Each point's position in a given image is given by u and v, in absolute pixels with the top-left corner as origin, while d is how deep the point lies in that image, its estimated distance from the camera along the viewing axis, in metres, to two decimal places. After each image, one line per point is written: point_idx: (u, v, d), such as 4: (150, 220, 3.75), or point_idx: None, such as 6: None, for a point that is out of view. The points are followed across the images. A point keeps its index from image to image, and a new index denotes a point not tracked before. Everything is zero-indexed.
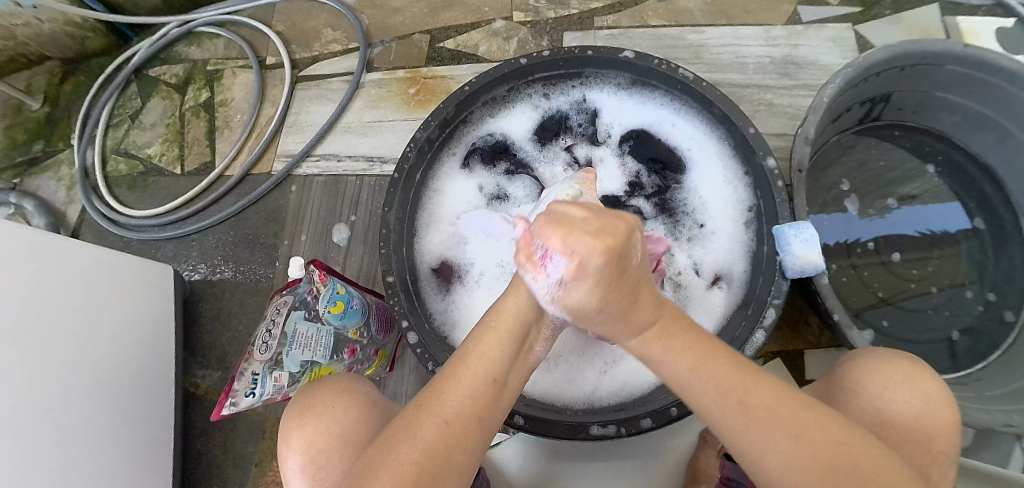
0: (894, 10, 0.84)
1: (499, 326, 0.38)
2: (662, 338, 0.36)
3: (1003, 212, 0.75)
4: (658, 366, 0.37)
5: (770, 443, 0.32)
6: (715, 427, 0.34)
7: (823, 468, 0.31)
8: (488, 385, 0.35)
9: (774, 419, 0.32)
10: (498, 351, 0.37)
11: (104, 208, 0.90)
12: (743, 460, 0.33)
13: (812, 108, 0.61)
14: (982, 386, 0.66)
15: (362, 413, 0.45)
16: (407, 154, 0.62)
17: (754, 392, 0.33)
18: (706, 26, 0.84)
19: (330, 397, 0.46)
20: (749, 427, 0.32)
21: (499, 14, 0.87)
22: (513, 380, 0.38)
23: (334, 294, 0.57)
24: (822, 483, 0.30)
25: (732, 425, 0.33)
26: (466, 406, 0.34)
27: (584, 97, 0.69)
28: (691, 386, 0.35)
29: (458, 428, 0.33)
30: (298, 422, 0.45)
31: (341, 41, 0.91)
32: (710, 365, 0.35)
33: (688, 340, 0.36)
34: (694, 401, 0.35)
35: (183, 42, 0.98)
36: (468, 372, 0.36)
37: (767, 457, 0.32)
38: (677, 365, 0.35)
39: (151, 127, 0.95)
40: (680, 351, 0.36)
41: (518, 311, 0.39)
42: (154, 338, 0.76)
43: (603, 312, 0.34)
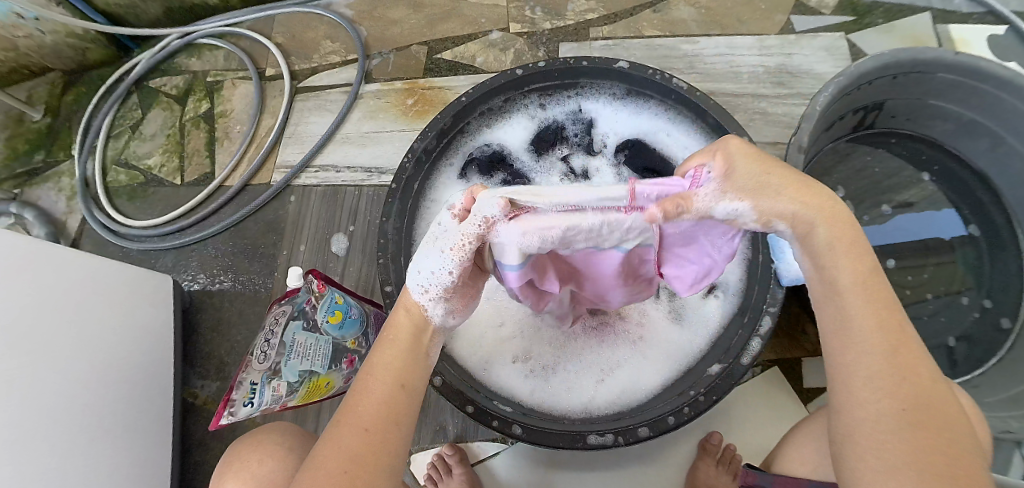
0: (886, 20, 0.85)
1: (394, 334, 0.38)
2: (857, 259, 0.34)
3: (997, 219, 0.76)
4: (818, 278, 0.35)
5: (887, 381, 0.31)
6: (841, 346, 0.33)
7: (930, 416, 0.29)
8: (395, 391, 0.36)
9: (911, 364, 0.31)
10: (394, 357, 0.37)
11: (104, 218, 0.90)
12: (844, 383, 0.32)
13: (805, 117, 0.61)
14: (980, 392, 0.66)
15: (279, 459, 0.48)
16: (405, 165, 0.63)
17: (907, 341, 0.32)
18: (700, 36, 0.85)
19: (246, 453, 0.50)
20: (888, 354, 0.31)
21: (496, 25, 0.88)
22: (420, 378, 0.38)
23: (332, 303, 0.59)
24: (922, 428, 0.29)
25: (877, 348, 0.32)
26: (377, 411, 0.34)
27: (580, 107, 0.70)
28: (846, 299, 0.34)
29: (378, 435, 0.34)
30: (220, 477, 0.50)
31: (340, 52, 0.92)
32: (878, 293, 0.33)
33: (869, 271, 0.34)
34: (835, 320, 0.34)
35: (184, 53, 0.99)
36: (374, 379, 0.36)
37: (880, 391, 0.31)
38: (846, 282, 0.34)
39: (151, 138, 0.96)
40: (859, 276, 0.33)
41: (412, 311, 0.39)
42: (153, 349, 0.76)
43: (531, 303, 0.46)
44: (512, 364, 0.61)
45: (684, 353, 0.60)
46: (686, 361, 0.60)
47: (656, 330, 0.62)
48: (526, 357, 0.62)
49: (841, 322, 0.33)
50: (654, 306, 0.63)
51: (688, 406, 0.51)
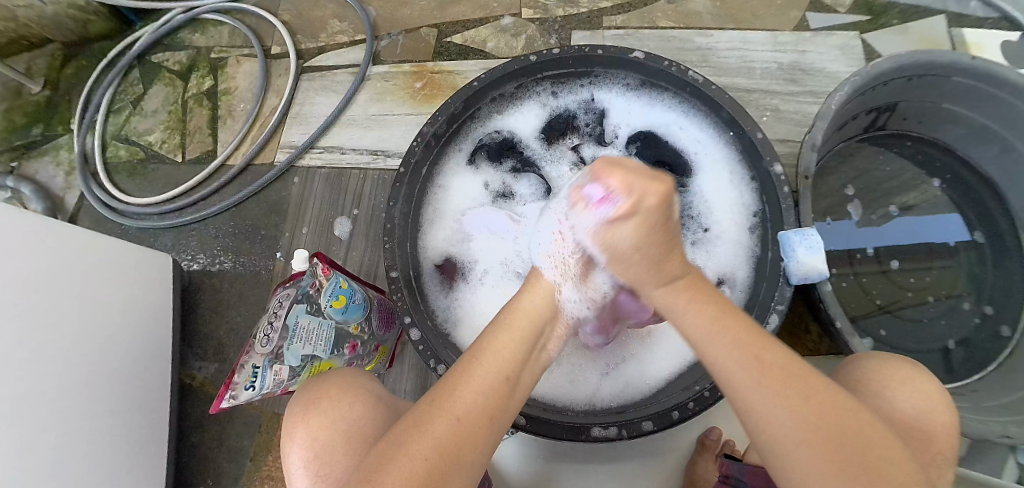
0: (902, 20, 0.84)
1: (513, 326, 0.39)
2: (687, 288, 0.39)
3: (1002, 225, 0.75)
4: (675, 323, 0.39)
5: (772, 403, 0.32)
6: (723, 382, 0.35)
7: (823, 426, 0.31)
8: (502, 384, 0.35)
9: (788, 379, 0.33)
10: (510, 350, 0.37)
11: (103, 195, 0.89)
12: (745, 417, 0.34)
13: (820, 115, 0.61)
14: (979, 396, 0.66)
15: (367, 409, 0.44)
16: (414, 149, 0.61)
17: (770, 353, 0.34)
18: (714, 29, 0.84)
19: (337, 390, 0.45)
20: (761, 382, 0.33)
21: (508, 10, 0.87)
22: (524, 380, 0.38)
23: (337, 288, 0.58)
24: (819, 443, 0.30)
25: (748, 380, 0.33)
26: (478, 404, 0.34)
27: (592, 96, 0.69)
28: (706, 343, 0.36)
29: (471, 428, 0.33)
30: (301, 417, 0.45)
31: (348, 33, 0.90)
32: (730, 323, 0.36)
33: (714, 304, 0.38)
34: (710, 358, 0.36)
35: (188, 28, 0.97)
36: (484, 368, 0.36)
37: (778, 417, 0.32)
38: (697, 319, 0.37)
39: (153, 114, 0.94)
40: (703, 319, 0.37)
41: (534, 309, 0.41)
42: (152, 328, 0.75)
43: (643, 251, 0.36)
44: None
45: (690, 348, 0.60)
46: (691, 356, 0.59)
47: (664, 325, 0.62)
48: None
49: (712, 364, 0.36)
50: None
51: (693, 402, 0.51)
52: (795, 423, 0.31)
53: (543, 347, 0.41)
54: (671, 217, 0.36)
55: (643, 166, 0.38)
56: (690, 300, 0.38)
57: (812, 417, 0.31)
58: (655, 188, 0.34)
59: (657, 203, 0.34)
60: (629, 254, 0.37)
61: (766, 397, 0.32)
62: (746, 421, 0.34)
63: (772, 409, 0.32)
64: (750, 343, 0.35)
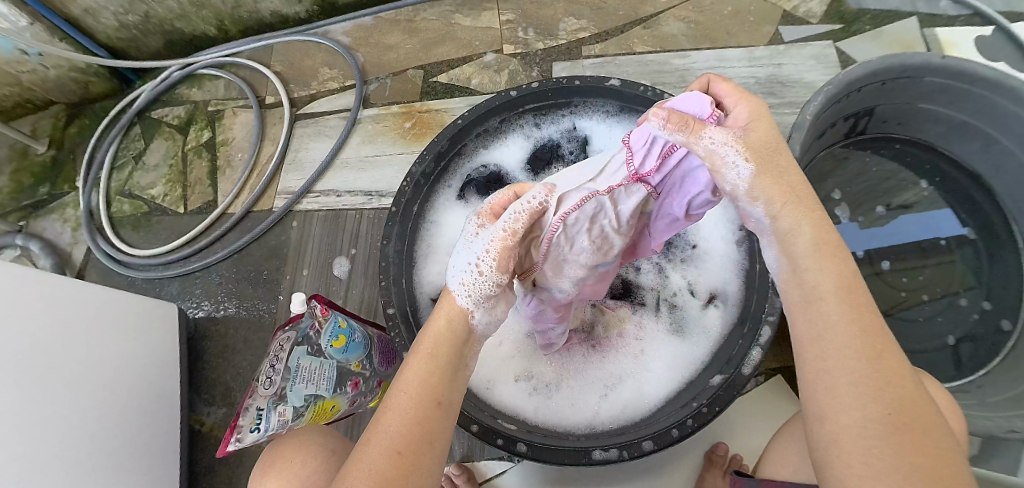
0: (874, 26, 0.86)
1: (420, 350, 0.38)
2: (831, 257, 0.35)
3: (992, 217, 0.76)
4: (794, 281, 0.36)
5: (859, 380, 0.30)
6: (811, 330, 0.34)
7: (903, 413, 0.29)
8: (431, 408, 0.35)
9: (888, 364, 0.31)
10: (426, 372, 0.37)
11: (109, 248, 0.91)
12: (822, 380, 0.32)
13: (796, 126, 0.62)
14: (984, 393, 0.66)
15: (318, 463, 0.47)
16: (405, 188, 0.64)
17: (885, 344, 0.32)
18: (690, 51, 0.87)
19: (290, 448, 0.50)
20: (864, 356, 0.31)
21: (490, 47, 0.90)
22: (456, 389, 0.38)
23: (336, 327, 0.60)
24: (893, 425, 0.29)
25: (852, 351, 0.31)
26: (407, 436, 0.34)
27: (574, 125, 0.72)
28: (821, 302, 0.34)
29: (408, 455, 0.33)
30: (261, 477, 0.49)
31: (338, 79, 0.94)
32: (854, 296, 0.33)
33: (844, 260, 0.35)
34: (813, 318, 0.34)
35: (185, 83, 1.01)
36: (406, 397, 0.36)
37: (852, 368, 0.31)
38: (823, 284, 0.34)
39: (154, 168, 0.97)
40: (830, 267, 0.34)
41: (440, 328, 0.40)
42: (158, 377, 0.76)
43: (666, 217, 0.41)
44: (515, 381, 0.62)
45: (686, 366, 0.61)
46: (686, 374, 0.60)
47: (657, 344, 0.63)
48: (529, 374, 0.63)
49: (819, 329, 0.33)
50: (654, 319, 0.65)
51: (692, 418, 0.52)
52: (865, 377, 0.30)
53: (474, 355, 0.41)
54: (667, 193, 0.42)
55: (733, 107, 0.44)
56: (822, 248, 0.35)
57: (885, 381, 0.30)
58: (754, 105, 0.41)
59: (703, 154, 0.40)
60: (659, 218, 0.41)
61: (846, 350, 0.31)
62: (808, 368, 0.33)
63: (849, 359, 0.31)
64: (862, 308, 0.33)
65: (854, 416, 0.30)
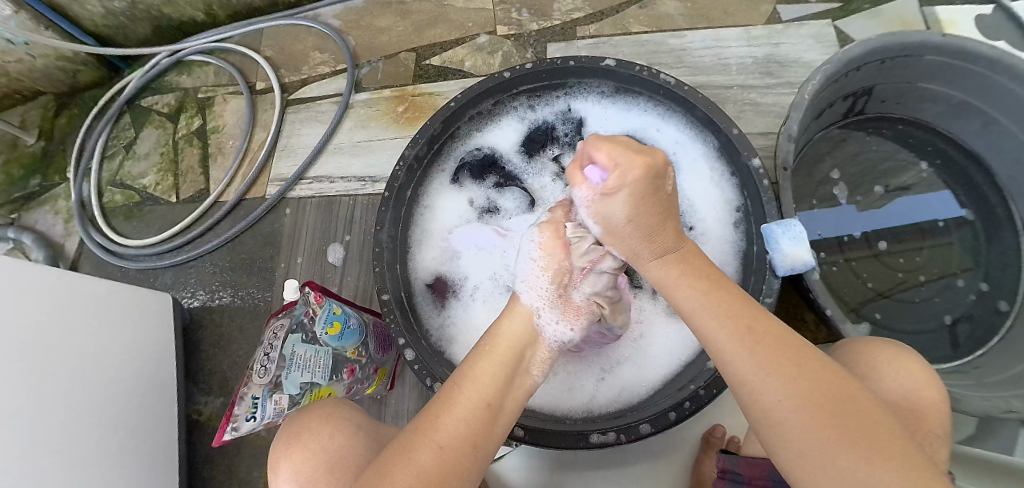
0: (872, 3, 0.85)
1: (491, 351, 0.42)
2: (678, 264, 0.42)
3: (991, 197, 0.76)
4: (671, 298, 0.42)
5: (763, 374, 0.33)
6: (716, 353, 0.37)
7: (814, 389, 0.32)
8: (483, 410, 0.37)
9: (775, 347, 0.35)
10: (491, 377, 0.40)
11: (102, 239, 0.91)
12: (744, 393, 0.35)
13: (794, 105, 0.61)
14: (981, 372, 0.66)
15: (348, 437, 0.46)
16: (397, 172, 0.62)
17: (764, 326, 0.36)
18: (687, 30, 0.85)
19: (317, 422, 0.48)
20: (751, 351, 0.35)
21: (483, 29, 0.89)
22: (509, 405, 0.40)
23: (331, 314, 0.59)
24: (809, 406, 0.31)
25: (740, 348, 0.35)
26: (459, 431, 0.36)
27: (569, 106, 0.71)
28: (701, 318, 0.38)
29: (455, 455, 0.35)
30: (283, 451, 0.48)
31: (329, 63, 0.92)
32: (724, 300, 0.39)
33: (704, 281, 0.40)
34: (707, 335, 0.38)
35: (174, 70, 0.99)
36: (465, 396, 0.38)
37: (769, 382, 0.33)
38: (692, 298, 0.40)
39: (146, 157, 0.96)
40: (695, 291, 0.40)
41: (513, 335, 0.43)
42: (155, 367, 0.76)
43: (634, 222, 0.43)
44: None
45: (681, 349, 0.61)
46: (682, 358, 0.60)
47: (655, 328, 0.63)
48: None
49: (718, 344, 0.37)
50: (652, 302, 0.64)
51: (689, 401, 0.52)
52: (786, 392, 0.32)
53: (532, 370, 0.44)
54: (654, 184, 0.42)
55: None
56: (680, 274, 0.41)
57: (806, 386, 0.32)
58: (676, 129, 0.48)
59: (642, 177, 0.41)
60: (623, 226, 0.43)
61: (754, 362, 0.34)
62: (743, 401, 0.35)
63: (763, 377, 0.33)
64: (744, 316, 0.37)
65: (799, 438, 0.31)
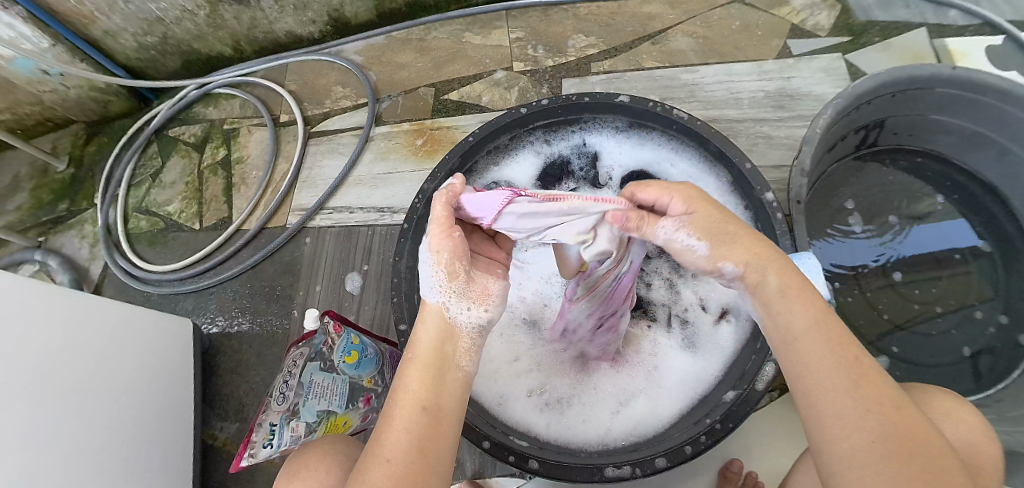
0: (883, 38, 0.86)
1: (416, 357, 0.41)
2: (797, 293, 0.40)
3: (1009, 228, 0.75)
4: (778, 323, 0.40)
5: (858, 411, 0.34)
6: (803, 387, 0.37)
7: (904, 441, 0.32)
8: (419, 414, 0.38)
9: (876, 391, 0.34)
10: (421, 381, 0.39)
11: (126, 264, 0.93)
12: (818, 433, 0.35)
13: (806, 140, 0.62)
14: (1005, 407, 0.64)
15: (343, 471, 0.47)
16: (417, 205, 0.65)
17: (871, 368, 0.36)
18: (699, 65, 0.87)
19: (314, 459, 0.48)
20: (856, 386, 0.35)
21: (500, 65, 0.91)
22: (449, 399, 0.40)
23: (348, 343, 0.60)
24: (895, 452, 0.32)
25: (839, 383, 0.35)
26: (407, 444, 0.36)
27: (584, 141, 0.73)
28: (805, 343, 0.38)
29: (402, 469, 0.35)
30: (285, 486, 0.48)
31: (351, 97, 0.95)
32: (833, 332, 0.38)
33: (816, 309, 0.39)
34: (797, 359, 0.38)
35: (201, 102, 1.03)
36: (402, 406, 0.38)
37: (851, 426, 0.34)
38: (796, 326, 0.38)
39: (171, 185, 0.99)
40: (808, 320, 0.38)
41: (431, 337, 0.41)
42: (173, 393, 0.77)
43: (731, 244, 0.41)
44: (527, 397, 0.62)
45: (699, 383, 0.60)
46: (699, 391, 0.60)
47: (670, 362, 0.63)
48: (540, 390, 0.63)
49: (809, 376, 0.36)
50: (667, 335, 0.64)
51: (705, 434, 0.51)
52: (870, 434, 0.33)
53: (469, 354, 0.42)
54: (715, 220, 0.42)
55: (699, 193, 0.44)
56: (790, 299, 0.39)
57: (893, 430, 0.33)
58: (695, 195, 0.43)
59: (700, 198, 0.43)
60: (719, 251, 0.41)
61: (847, 402, 0.34)
62: (812, 432, 0.36)
63: (853, 415, 0.34)
64: (851, 360, 0.36)
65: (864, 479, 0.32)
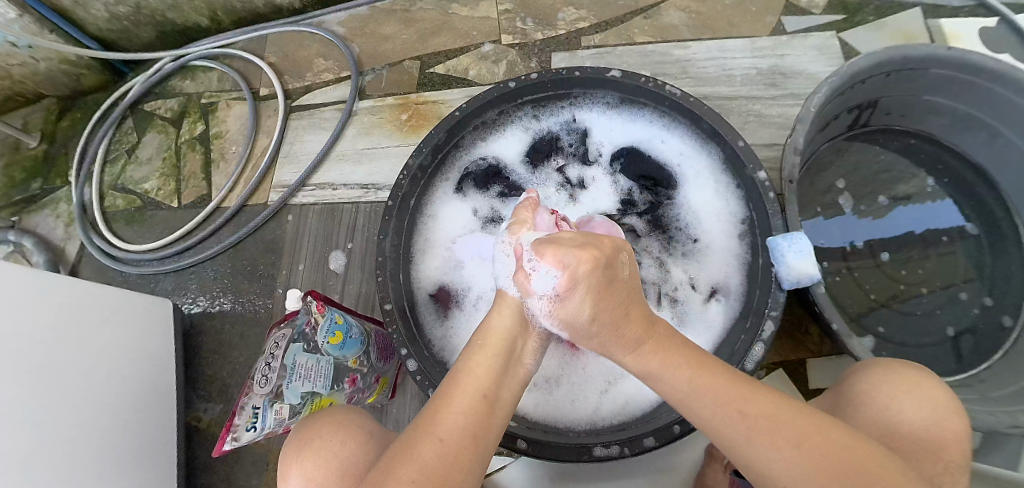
0: (877, 16, 0.85)
1: (486, 345, 0.44)
2: (656, 352, 0.42)
3: (996, 210, 0.76)
4: (663, 390, 0.42)
5: (770, 444, 0.35)
6: (716, 436, 0.38)
7: (821, 467, 0.33)
8: (480, 400, 0.39)
9: (775, 425, 0.36)
10: (486, 369, 0.42)
11: (102, 243, 0.90)
12: (755, 475, 0.36)
13: (800, 119, 0.61)
14: (986, 386, 0.65)
15: (360, 444, 0.47)
16: (401, 181, 0.63)
17: (752, 404, 0.37)
18: (691, 41, 0.85)
19: (329, 430, 0.48)
20: (750, 437, 0.36)
21: (487, 38, 0.89)
22: (505, 396, 0.42)
23: (332, 324, 0.59)
24: (820, 483, 0.33)
25: (736, 427, 0.37)
26: (460, 424, 0.38)
27: (573, 117, 0.70)
28: (690, 406, 0.39)
29: (454, 449, 0.36)
30: (296, 456, 0.47)
31: (333, 70, 0.92)
32: (706, 380, 0.40)
33: (682, 359, 0.41)
34: (694, 416, 0.39)
35: (178, 75, 0.99)
36: (464, 389, 0.40)
37: (772, 462, 0.35)
38: (679, 386, 0.40)
39: (148, 162, 0.96)
40: (680, 376, 0.40)
41: (502, 329, 0.45)
42: (158, 375, 0.76)
43: (599, 317, 0.42)
44: None
45: None
46: None
47: None
48: None
49: (718, 425, 0.38)
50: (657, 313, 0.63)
51: None
52: (794, 465, 0.34)
53: (526, 351, 0.46)
54: (605, 283, 0.42)
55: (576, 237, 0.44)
56: (662, 362, 0.42)
57: (807, 453, 0.34)
58: (584, 256, 0.41)
59: (586, 279, 0.41)
60: (590, 327, 0.43)
61: (757, 441, 0.35)
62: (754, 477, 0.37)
63: (768, 451, 0.35)
64: (729, 397, 0.38)
65: None
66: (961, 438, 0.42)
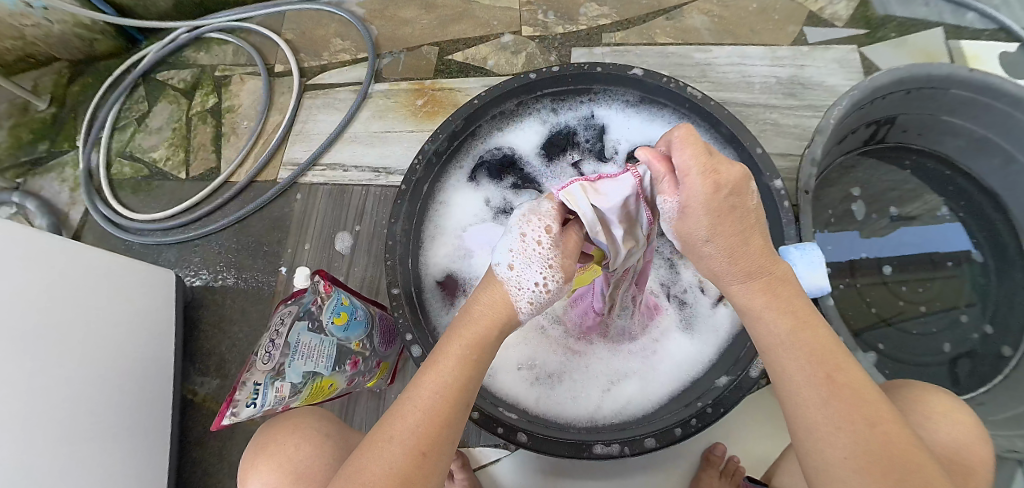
0: (900, 33, 0.84)
1: (468, 336, 0.39)
2: (764, 292, 0.37)
3: (1005, 235, 0.75)
4: (754, 328, 0.38)
5: (831, 426, 0.34)
6: (785, 390, 0.36)
7: (880, 451, 0.33)
8: (456, 404, 0.37)
9: (855, 401, 0.34)
10: (465, 369, 0.38)
11: (107, 211, 0.90)
12: (804, 438, 0.35)
13: (819, 129, 0.61)
14: (984, 410, 0.65)
15: (316, 447, 0.48)
16: (416, 166, 0.62)
17: (844, 375, 0.35)
18: (713, 45, 0.85)
19: (283, 434, 0.50)
20: (828, 402, 0.34)
21: (508, 28, 0.88)
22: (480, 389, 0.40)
23: (338, 305, 0.59)
24: (871, 467, 0.32)
25: (816, 393, 0.35)
26: (435, 430, 0.36)
27: (592, 113, 0.70)
28: (779, 356, 0.37)
29: (427, 455, 0.36)
30: (253, 462, 0.49)
31: (350, 51, 0.92)
32: (808, 338, 0.36)
33: (790, 318, 0.37)
34: (778, 365, 0.37)
35: (193, 47, 0.99)
36: (439, 389, 0.37)
37: (834, 435, 0.33)
38: (772, 340, 0.37)
39: (158, 131, 0.95)
40: (784, 328, 0.36)
41: (482, 313, 0.40)
42: (157, 347, 0.76)
43: (714, 242, 0.36)
44: (517, 370, 0.61)
45: (694, 365, 0.60)
46: (694, 373, 0.60)
47: (667, 343, 0.62)
48: (530, 363, 0.62)
49: (788, 384, 0.36)
50: (667, 315, 0.64)
51: (696, 418, 0.51)
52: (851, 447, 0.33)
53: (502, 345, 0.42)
54: (726, 201, 0.35)
55: (687, 163, 0.34)
56: (771, 305, 0.37)
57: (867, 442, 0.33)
58: (705, 180, 0.34)
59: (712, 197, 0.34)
60: (699, 244, 0.37)
61: (827, 414, 0.34)
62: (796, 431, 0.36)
63: (832, 428, 0.34)
64: (826, 362, 0.35)
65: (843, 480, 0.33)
66: (982, 464, 0.42)
